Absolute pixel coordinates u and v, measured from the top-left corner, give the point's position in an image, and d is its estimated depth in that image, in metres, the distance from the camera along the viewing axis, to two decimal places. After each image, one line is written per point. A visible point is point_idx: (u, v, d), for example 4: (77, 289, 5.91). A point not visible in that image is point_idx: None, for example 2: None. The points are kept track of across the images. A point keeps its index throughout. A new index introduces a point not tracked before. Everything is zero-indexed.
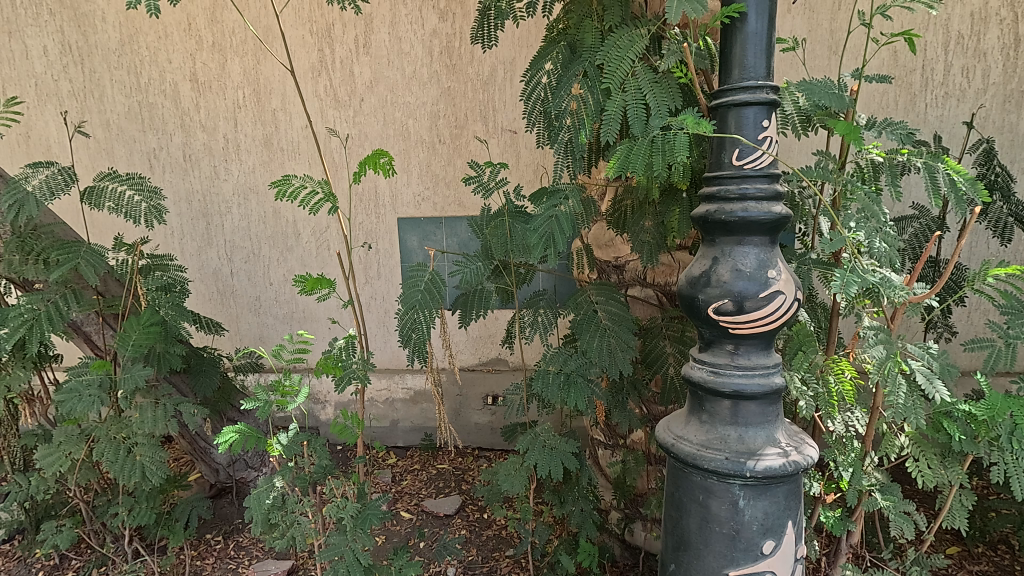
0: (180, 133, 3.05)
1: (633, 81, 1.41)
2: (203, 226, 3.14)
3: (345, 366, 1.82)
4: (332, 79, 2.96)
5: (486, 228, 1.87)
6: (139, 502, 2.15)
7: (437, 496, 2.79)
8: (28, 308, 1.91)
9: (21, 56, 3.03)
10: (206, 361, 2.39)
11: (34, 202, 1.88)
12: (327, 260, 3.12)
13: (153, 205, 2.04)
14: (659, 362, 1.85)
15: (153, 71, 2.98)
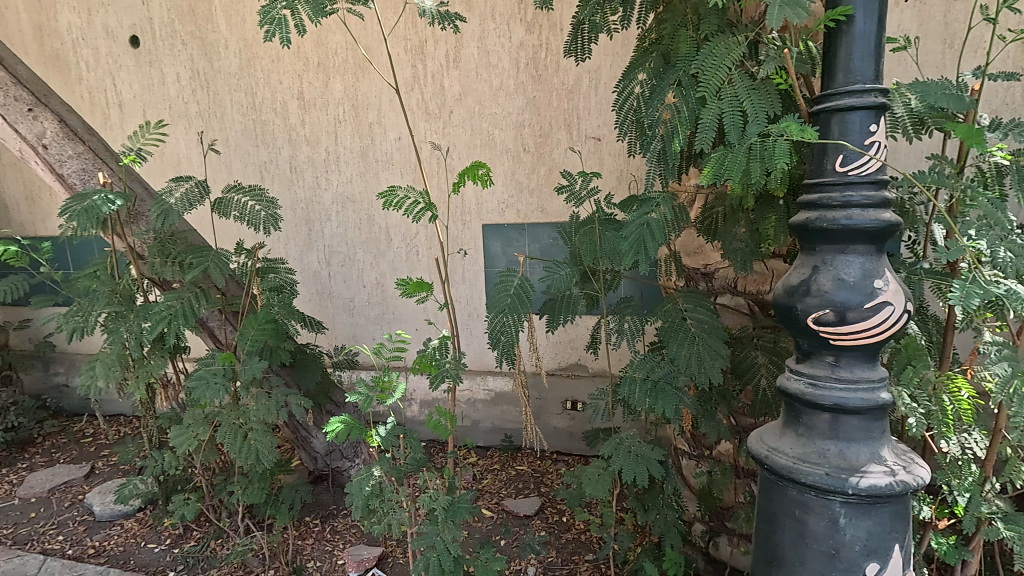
0: (288, 147, 3.33)
1: (729, 89, 1.41)
2: (306, 232, 3.41)
3: (439, 365, 1.93)
4: (424, 93, 3.12)
5: (576, 236, 1.93)
6: (252, 482, 2.33)
7: (517, 496, 2.84)
8: (167, 305, 2.13)
9: (159, 83, 3.44)
10: (309, 357, 2.57)
11: (176, 212, 2.13)
12: (416, 264, 3.28)
13: (271, 214, 2.25)
14: (750, 373, 1.81)
15: (266, 91, 3.28)
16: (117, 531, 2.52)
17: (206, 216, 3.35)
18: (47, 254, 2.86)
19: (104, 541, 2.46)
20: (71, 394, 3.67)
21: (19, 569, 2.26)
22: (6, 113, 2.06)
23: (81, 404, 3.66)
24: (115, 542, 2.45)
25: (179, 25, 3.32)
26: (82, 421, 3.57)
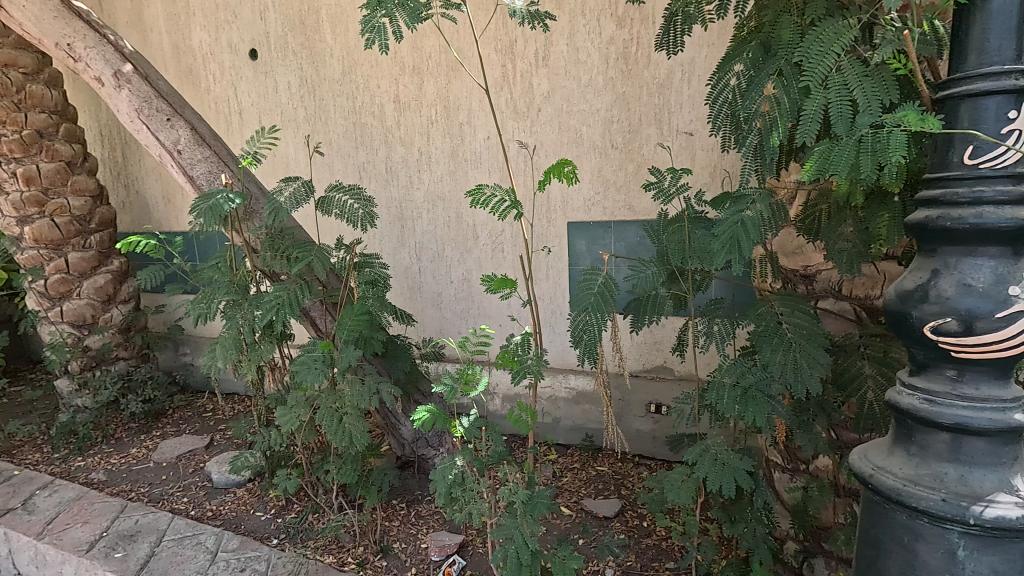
0: (384, 148, 3.50)
1: (837, 77, 1.31)
2: (399, 229, 3.57)
3: (521, 361, 1.96)
4: (513, 92, 3.16)
5: (663, 234, 1.88)
6: (346, 463, 2.46)
7: (597, 497, 2.81)
8: (276, 294, 2.32)
9: (273, 91, 3.75)
10: (399, 348, 2.70)
11: (285, 211, 2.31)
12: (502, 261, 3.34)
13: (368, 212, 2.38)
14: (855, 385, 1.67)
15: (366, 96, 3.48)
16: (230, 498, 2.78)
17: (312, 214, 3.61)
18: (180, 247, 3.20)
19: (220, 506, 2.72)
20: (196, 373, 4.11)
21: (152, 524, 2.49)
22: (150, 123, 2.34)
23: (204, 382, 4.09)
24: (229, 507, 2.71)
25: (291, 37, 3.60)
26: (205, 397, 3.98)
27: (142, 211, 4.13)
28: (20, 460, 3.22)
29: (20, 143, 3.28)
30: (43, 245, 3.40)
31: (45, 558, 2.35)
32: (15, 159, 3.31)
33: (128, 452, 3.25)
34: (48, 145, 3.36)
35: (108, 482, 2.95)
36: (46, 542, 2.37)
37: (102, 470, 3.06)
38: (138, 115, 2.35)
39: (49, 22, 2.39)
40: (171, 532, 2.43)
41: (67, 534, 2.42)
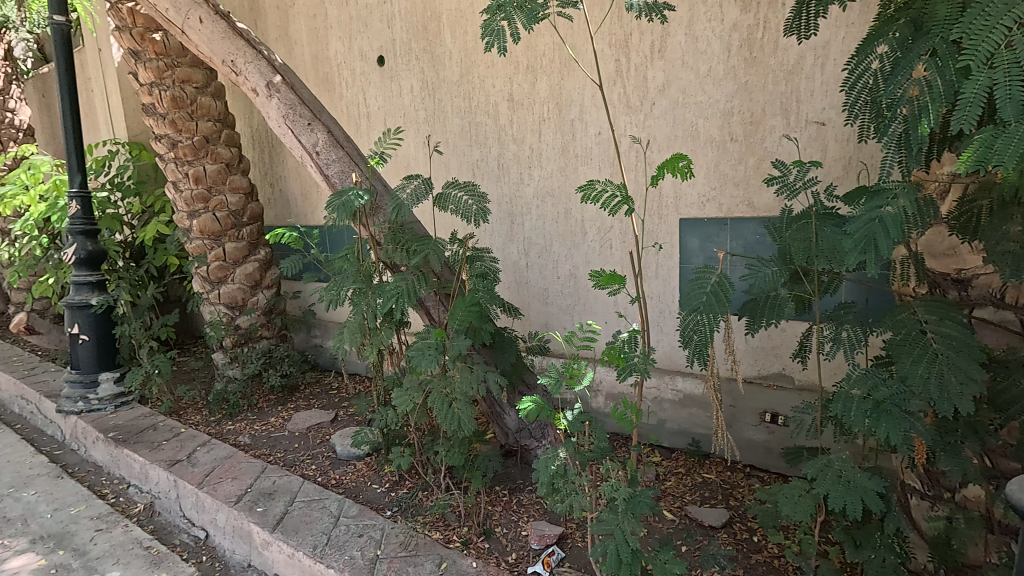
0: (497, 146, 3.61)
1: (1006, 55, 1.17)
2: (509, 224, 3.66)
3: (627, 359, 1.95)
4: (626, 86, 3.11)
5: (786, 232, 1.78)
6: (454, 446, 2.56)
7: (703, 505, 2.68)
8: (397, 284, 2.47)
9: (397, 94, 4.01)
10: (506, 339, 2.76)
11: (407, 207, 2.47)
12: (610, 257, 3.31)
13: (481, 207, 2.47)
14: (1018, 406, 1.49)
15: (482, 96, 3.61)
16: (351, 469, 3.02)
17: (430, 209, 3.82)
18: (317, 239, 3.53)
19: (342, 476, 2.95)
20: (324, 353, 4.53)
21: (287, 486, 2.78)
22: (294, 127, 2.61)
23: (331, 362, 4.49)
24: (350, 477, 2.94)
25: (414, 43, 3.83)
26: (331, 376, 4.38)
27: (284, 207, 4.63)
28: (185, 420, 3.76)
29: (191, 148, 3.82)
30: (206, 236, 3.92)
31: (204, 505, 2.72)
32: (188, 161, 3.85)
33: (268, 420, 3.67)
34: (212, 149, 3.87)
35: (252, 445, 3.35)
36: (205, 491, 2.74)
37: (248, 434, 3.48)
38: (285, 121, 2.63)
39: (218, 42, 2.71)
40: (302, 495, 2.68)
41: (221, 486, 2.78)
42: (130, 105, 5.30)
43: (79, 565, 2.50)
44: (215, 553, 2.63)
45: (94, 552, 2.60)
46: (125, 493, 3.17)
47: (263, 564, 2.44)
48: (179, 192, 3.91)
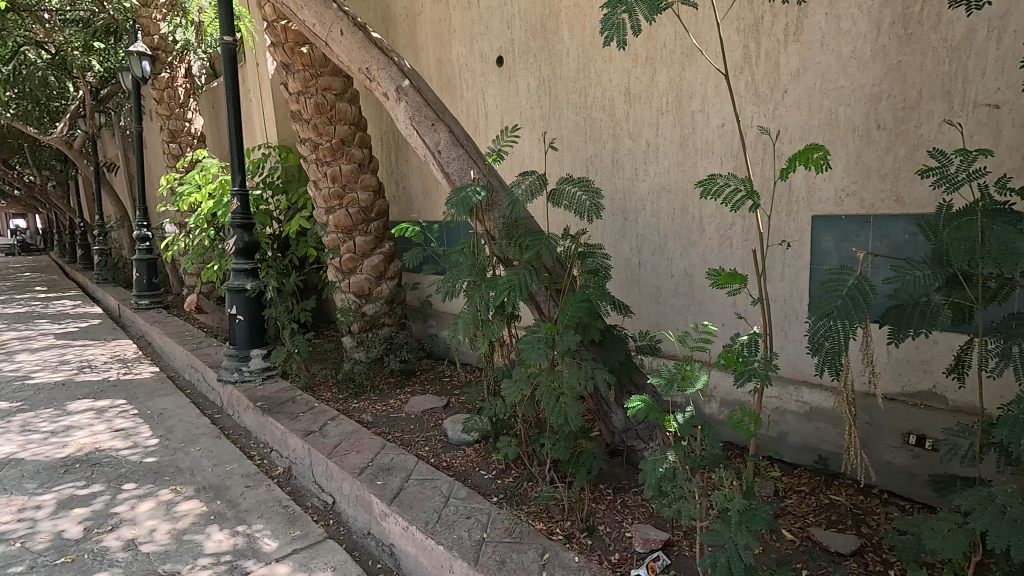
0: (612, 141, 3.56)
1: None
2: (621, 221, 3.60)
3: (746, 363, 1.86)
4: (755, 74, 2.91)
5: (944, 230, 1.62)
6: (560, 440, 2.56)
7: (829, 528, 2.43)
8: (510, 277, 2.50)
9: (514, 93, 4.09)
10: (615, 337, 2.71)
11: (522, 203, 2.52)
12: (729, 256, 3.13)
13: (594, 203, 2.46)
14: None
15: (598, 91, 3.57)
16: (461, 452, 3.12)
17: (545, 206, 3.86)
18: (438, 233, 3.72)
19: (452, 459, 3.07)
20: (439, 342, 4.77)
21: (403, 463, 2.95)
22: (419, 128, 2.76)
23: (444, 351, 4.72)
24: (461, 460, 3.04)
25: (533, 42, 3.89)
26: (444, 364, 4.60)
27: (406, 203, 4.95)
28: (318, 396, 4.15)
29: (330, 150, 4.20)
30: (340, 230, 4.29)
31: (332, 473, 2.98)
32: (327, 162, 4.24)
33: (388, 401, 3.95)
34: (347, 151, 4.24)
35: (373, 422, 3.61)
36: (334, 460, 3.00)
37: (370, 413, 3.77)
38: (411, 122, 2.78)
39: (356, 52, 2.91)
40: (417, 473, 2.84)
41: (347, 458, 3.03)
42: (280, 113, 5.94)
43: (232, 515, 2.87)
44: (340, 519, 2.88)
45: (243, 505, 2.96)
46: (269, 456, 3.60)
47: (380, 534, 2.62)
48: (318, 190, 4.31)
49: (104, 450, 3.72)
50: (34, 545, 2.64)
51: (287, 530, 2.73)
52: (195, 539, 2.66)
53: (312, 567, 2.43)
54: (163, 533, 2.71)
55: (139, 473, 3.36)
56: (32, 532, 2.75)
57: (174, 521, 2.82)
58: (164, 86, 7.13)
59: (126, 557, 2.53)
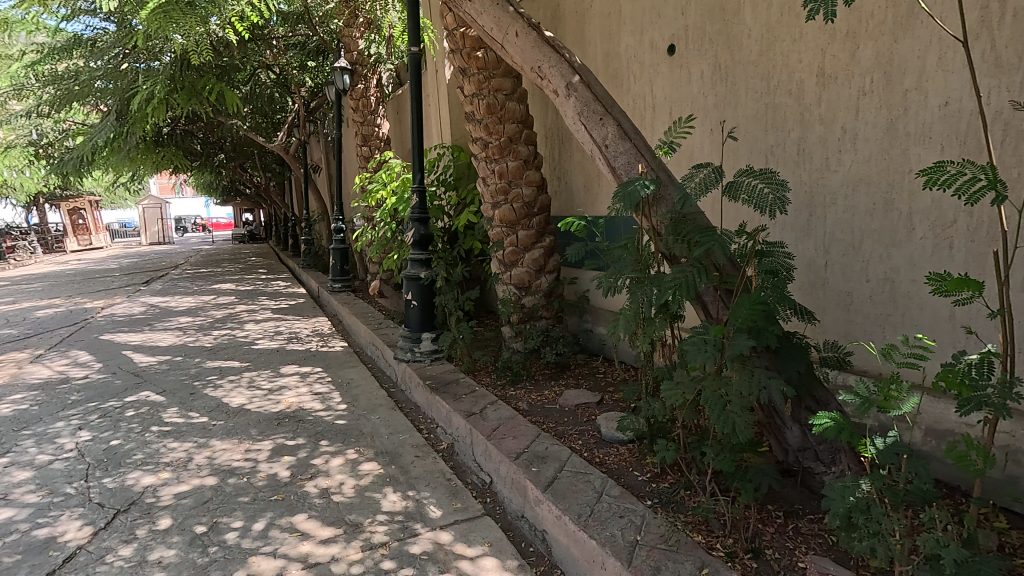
0: (798, 128, 3.21)
1: None
2: (806, 217, 3.23)
3: (975, 387, 1.61)
4: (995, 40, 2.41)
5: None
6: (724, 450, 2.34)
7: None
8: (676, 275, 2.37)
9: (686, 82, 3.89)
10: (795, 346, 2.44)
11: (693, 198, 2.39)
12: (948, 259, 2.64)
13: (779, 197, 2.24)
14: None
15: (783, 73, 3.24)
16: (614, 451, 3.07)
17: (721, 200, 3.62)
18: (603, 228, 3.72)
19: (606, 456, 3.02)
20: (594, 338, 4.76)
21: (557, 453, 2.99)
22: (587, 122, 2.74)
23: (599, 347, 4.70)
24: (614, 458, 2.98)
25: (709, 26, 3.66)
26: (598, 361, 4.58)
27: (567, 199, 5.01)
28: (479, 380, 4.41)
29: (498, 148, 4.39)
30: (504, 224, 4.46)
31: (491, 454, 3.14)
32: (495, 159, 4.44)
33: (543, 392, 4.04)
34: (514, 148, 4.40)
35: (529, 411, 3.72)
36: (492, 442, 3.16)
37: (526, 401, 3.88)
38: (580, 117, 2.77)
39: (529, 52, 2.96)
40: (570, 465, 2.86)
41: (504, 442, 3.16)
42: (454, 115, 6.40)
43: (403, 480, 3.19)
44: (496, 498, 3.03)
45: (413, 472, 3.27)
46: (435, 431, 3.92)
47: (533, 518, 2.70)
48: (486, 187, 4.54)
49: (306, 410, 4.38)
50: (256, 481, 3.20)
51: (450, 501, 2.95)
52: (374, 496, 3.00)
53: (470, 539, 2.60)
54: (349, 487, 3.11)
55: (331, 433, 3.89)
56: (255, 471, 3.34)
57: (358, 478, 3.21)
58: (359, 96, 8.09)
59: (321, 502, 2.94)
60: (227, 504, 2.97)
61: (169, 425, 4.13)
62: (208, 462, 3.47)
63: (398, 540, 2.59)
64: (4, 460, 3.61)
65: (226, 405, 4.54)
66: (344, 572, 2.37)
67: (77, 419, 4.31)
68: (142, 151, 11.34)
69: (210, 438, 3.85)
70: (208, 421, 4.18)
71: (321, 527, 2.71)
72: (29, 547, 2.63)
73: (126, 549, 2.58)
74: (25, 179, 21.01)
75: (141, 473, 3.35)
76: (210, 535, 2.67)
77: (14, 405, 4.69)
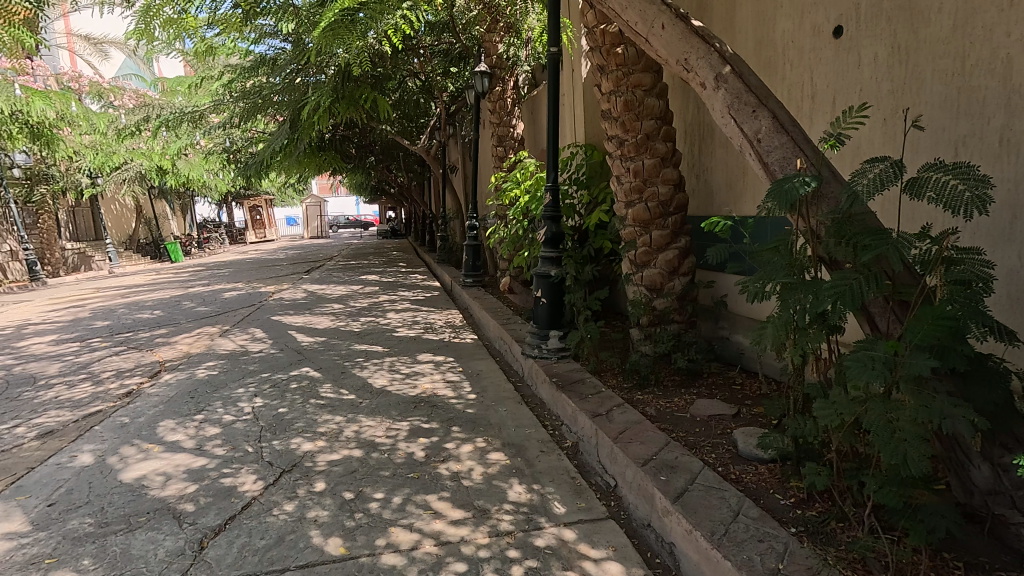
0: (1001, 115, 2.72)
1: None
2: (1008, 220, 2.74)
3: None
4: None
5: None
6: (888, 483, 2.04)
7: None
8: (838, 282, 2.12)
9: (855, 67, 3.48)
10: (991, 372, 2.07)
11: (863, 196, 2.12)
12: None
13: (978, 195, 1.92)
14: None
15: (984, 51, 2.77)
16: (752, 469, 2.84)
17: (902, 199, 3.18)
18: (752, 228, 3.48)
19: (743, 473, 2.81)
20: (730, 346, 4.46)
21: (688, 464, 2.85)
22: (737, 116, 2.55)
23: (735, 357, 4.39)
24: (752, 477, 2.76)
25: (888, 2, 3.24)
26: (734, 371, 4.29)
27: (706, 198, 4.75)
28: (605, 381, 4.35)
29: (635, 145, 4.27)
30: (638, 224, 4.32)
31: (617, 458, 3.08)
32: (631, 157, 4.32)
33: (672, 399, 3.87)
34: (651, 145, 4.24)
35: (657, 417, 3.58)
36: (619, 445, 3.10)
37: (654, 407, 3.74)
38: (729, 110, 2.59)
39: (676, 44, 2.83)
40: (702, 478, 2.70)
41: (632, 446, 3.08)
42: (589, 114, 6.37)
43: (529, 473, 3.25)
44: (621, 503, 2.96)
45: (538, 467, 3.32)
46: (560, 429, 3.94)
47: (660, 528, 2.59)
48: (620, 185, 4.44)
49: (439, 396, 4.64)
50: (395, 458, 3.46)
51: (575, 500, 2.94)
52: (501, 485, 3.10)
53: (595, 540, 2.57)
54: (478, 474, 3.24)
55: (462, 421, 4.08)
56: (394, 448, 3.61)
57: (486, 466, 3.33)
58: (496, 98, 8.38)
59: (453, 485, 3.11)
60: (371, 475, 3.25)
61: (324, 399, 4.63)
62: (355, 436, 3.83)
63: (523, 531, 2.65)
64: (200, 417, 4.30)
65: (370, 385, 4.98)
66: (472, 554, 2.48)
67: (253, 387, 5.00)
68: (309, 154, 12.80)
69: (357, 415, 4.24)
70: (356, 399, 4.61)
71: (452, 508, 2.86)
72: (217, 492, 3.10)
73: (289, 505, 2.93)
74: (219, 180, 24.78)
75: (302, 439, 3.80)
76: (357, 502, 2.94)
77: (208, 371, 5.56)
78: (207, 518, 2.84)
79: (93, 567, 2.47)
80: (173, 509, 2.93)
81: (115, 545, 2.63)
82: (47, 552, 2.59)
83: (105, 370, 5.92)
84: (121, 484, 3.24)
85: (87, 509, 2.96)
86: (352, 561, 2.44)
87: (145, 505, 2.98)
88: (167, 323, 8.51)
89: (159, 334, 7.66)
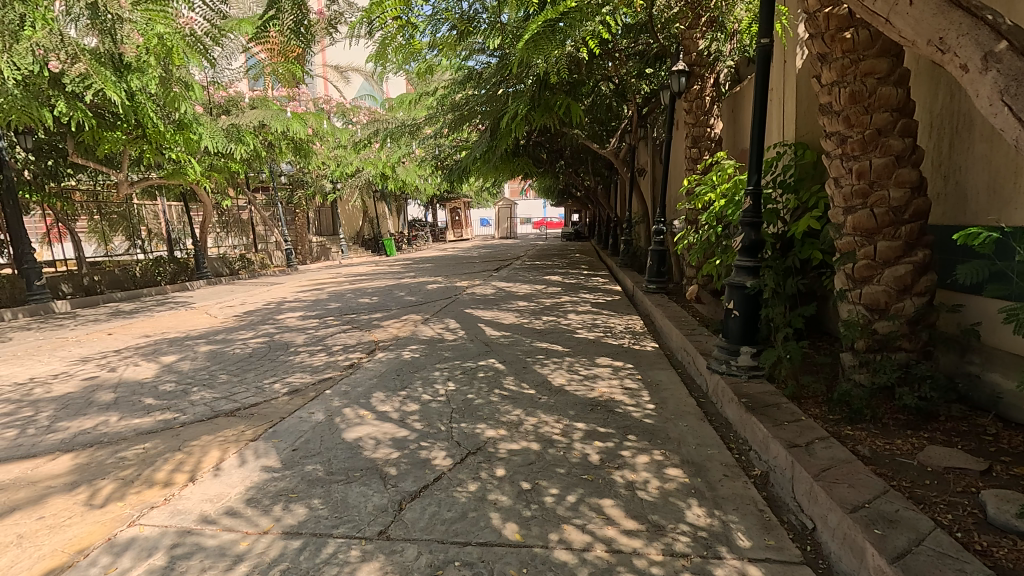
0: None
1: None
2: None
3: None
4: None
5: None
6: None
7: None
8: None
9: None
10: None
11: None
12: None
13: None
14: None
15: None
16: (1007, 543, 2.26)
17: None
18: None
19: (992, 546, 2.26)
20: (981, 387, 3.62)
21: (913, 522, 2.38)
22: (1014, 102, 2.04)
23: (989, 400, 3.56)
24: (1006, 553, 2.20)
25: None
26: (986, 419, 3.47)
27: (958, 203, 3.93)
28: (806, 410, 3.88)
29: (861, 142, 3.71)
30: (859, 233, 3.75)
31: (818, 498, 2.71)
32: (855, 156, 3.76)
33: (894, 440, 3.28)
34: (884, 142, 3.62)
35: (872, 459, 3.07)
36: (820, 484, 2.73)
37: (869, 447, 3.21)
38: (1002, 95, 2.08)
39: (927, 22, 2.34)
40: (932, 541, 2.24)
41: (836, 487, 2.69)
42: (803, 108, 5.72)
43: (709, 496, 3.05)
44: (820, 550, 2.60)
45: (721, 492, 3.09)
46: (747, 454, 3.62)
47: None
48: (840, 188, 3.89)
49: (617, 402, 4.61)
50: (571, 457, 3.53)
51: (763, 535, 2.67)
52: (678, 504, 2.95)
53: None
54: (654, 487, 3.14)
55: (639, 430, 3.98)
56: (570, 447, 3.68)
57: (663, 481, 3.21)
58: (694, 97, 7.98)
59: (627, 494, 3.05)
60: (547, 470, 3.36)
61: (507, 391, 4.90)
62: (534, 430, 3.99)
63: (701, 557, 2.49)
64: (404, 393, 4.89)
65: (550, 383, 5.15)
66: (645, 568, 2.41)
67: (447, 372, 5.53)
68: (505, 161, 13.66)
69: (537, 409, 4.42)
70: (536, 395, 4.80)
71: (625, 517, 2.82)
72: (415, 462, 3.50)
73: (472, 485, 3.18)
74: (427, 184, 27.78)
75: (486, 426, 4.08)
76: (533, 493, 3.07)
77: (411, 354, 6.29)
78: (406, 483, 3.22)
79: (320, 507, 2.98)
80: (380, 470, 3.39)
81: (337, 492, 3.13)
82: (290, 488, 3.19)
83: (335, 343, 7.07)
84: (343, 442, 3.85)
85: (318, 458, 3.58)
86: (527, 549, 2.55)
87: (360, 463, 3.50)
88: (382, 308, 9.84)
89: (377, 317, 8.93)
